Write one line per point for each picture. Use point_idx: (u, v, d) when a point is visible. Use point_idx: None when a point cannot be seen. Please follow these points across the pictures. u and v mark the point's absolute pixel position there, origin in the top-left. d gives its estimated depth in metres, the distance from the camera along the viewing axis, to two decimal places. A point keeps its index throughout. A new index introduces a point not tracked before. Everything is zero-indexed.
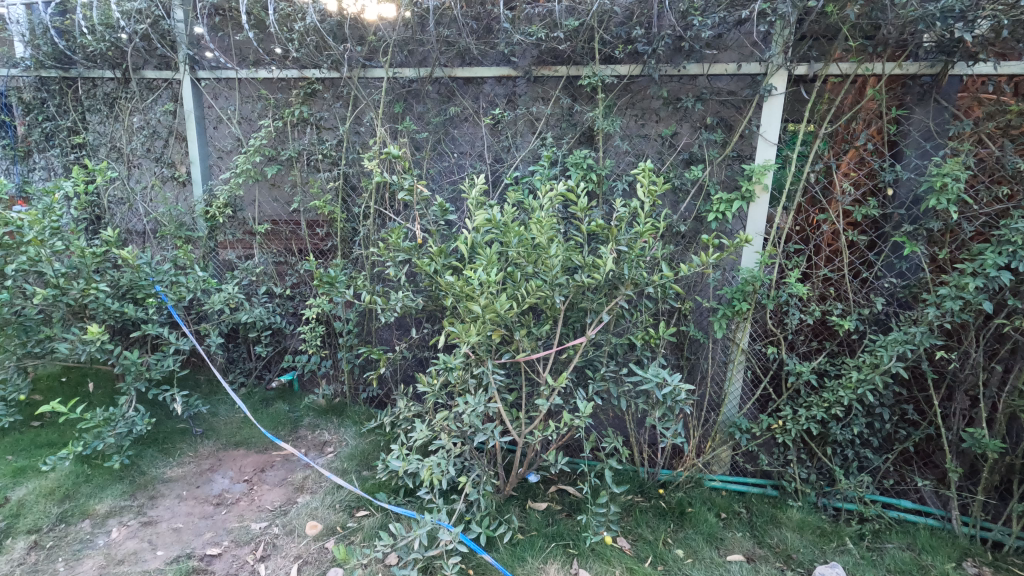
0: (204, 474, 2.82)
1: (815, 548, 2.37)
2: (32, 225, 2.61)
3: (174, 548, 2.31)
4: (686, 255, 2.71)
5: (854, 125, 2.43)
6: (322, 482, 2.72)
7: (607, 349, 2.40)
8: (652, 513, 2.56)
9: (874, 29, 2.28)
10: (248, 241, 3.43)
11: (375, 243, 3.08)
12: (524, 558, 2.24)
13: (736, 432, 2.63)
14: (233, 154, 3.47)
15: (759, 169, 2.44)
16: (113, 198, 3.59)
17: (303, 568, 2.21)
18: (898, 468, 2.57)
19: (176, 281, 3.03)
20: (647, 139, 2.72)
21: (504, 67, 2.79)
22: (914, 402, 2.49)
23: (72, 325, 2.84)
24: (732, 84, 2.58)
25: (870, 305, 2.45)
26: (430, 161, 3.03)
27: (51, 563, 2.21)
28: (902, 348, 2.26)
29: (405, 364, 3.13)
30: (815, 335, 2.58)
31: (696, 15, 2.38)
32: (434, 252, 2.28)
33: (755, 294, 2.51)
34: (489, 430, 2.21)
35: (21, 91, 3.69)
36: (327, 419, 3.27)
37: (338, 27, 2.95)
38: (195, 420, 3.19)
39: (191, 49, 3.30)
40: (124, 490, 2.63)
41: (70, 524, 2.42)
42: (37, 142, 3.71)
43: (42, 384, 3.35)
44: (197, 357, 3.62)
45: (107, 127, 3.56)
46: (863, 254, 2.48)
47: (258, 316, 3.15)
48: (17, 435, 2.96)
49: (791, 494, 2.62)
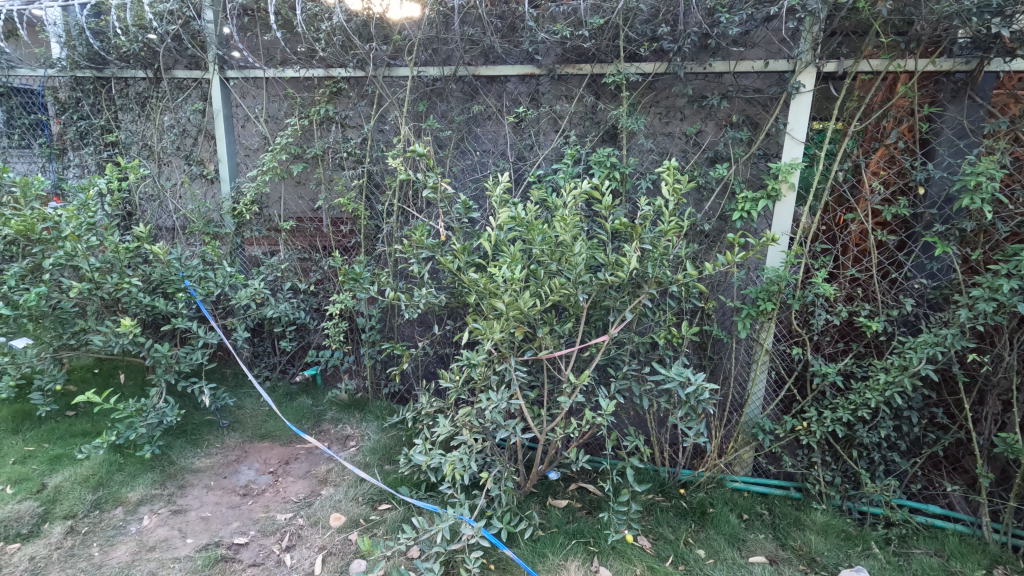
0: (231, 465, 2.88)
1: (840, 552, 2.34)
2: (69, 221, 2.71)
3: (203, 537, 2.37)
4: (710, 254, 2.70)
5: (884, 122, 2.39)
6: (345, 475, 2.76)
7: (630, 348, 2.39)
8: (673, 513, 2.55)
9: (906, 25, 2.25)
10: (274, 238, 3.49)
11: (399, 240, 3.13)
12: (545, 554, 2.26)
13: (759, 433, 2.61)
14: (260, 152, 3.54)
15: (787, 168, 2.42)
16: (144, 195, 3.68)
17: (327, 559, 2.25)
18: (926, 472, 2.53)
19: (205, 276, 3.09)
20: (671, 138, 2.70)
21: (527, 66, 2.80)
22: (943, 405, 2.45)
23: (106, 318, 2.92)
24: (759, 82, 2.56)
25: (899, 307, 2.41)
26: (453, 159, 3.04)
27: (87, 548, 2.28)
28: (932, 351, 2.21)
29: (427, 360, 3.17)
30: (841, 336, 2.54)
31: (723, 12, 2.36)
32: (458, 249, 2.31)
33: (780, 294, 2.48)
34: (511, 426, 2.23)
35: (57, 91, 3.81)
36: (349, 413, 3.32)
37: (363, 26, 2.97)
38: (222, 413, 3.26)
39: (220, 49, 3.36)
40: (155, 479, 2.69)
41: (104, 511, 2.50)
42: (72, 141, 3.83)
43: (76, 375, 3.47)
44: (223, 350, 3.71)
45: (139, 126, 3.66)
46: (892, 253, 2.45)
47: (283, 311, 3.20)
48: (54, 424, 3.06)
49: (815, 496, 2.59)
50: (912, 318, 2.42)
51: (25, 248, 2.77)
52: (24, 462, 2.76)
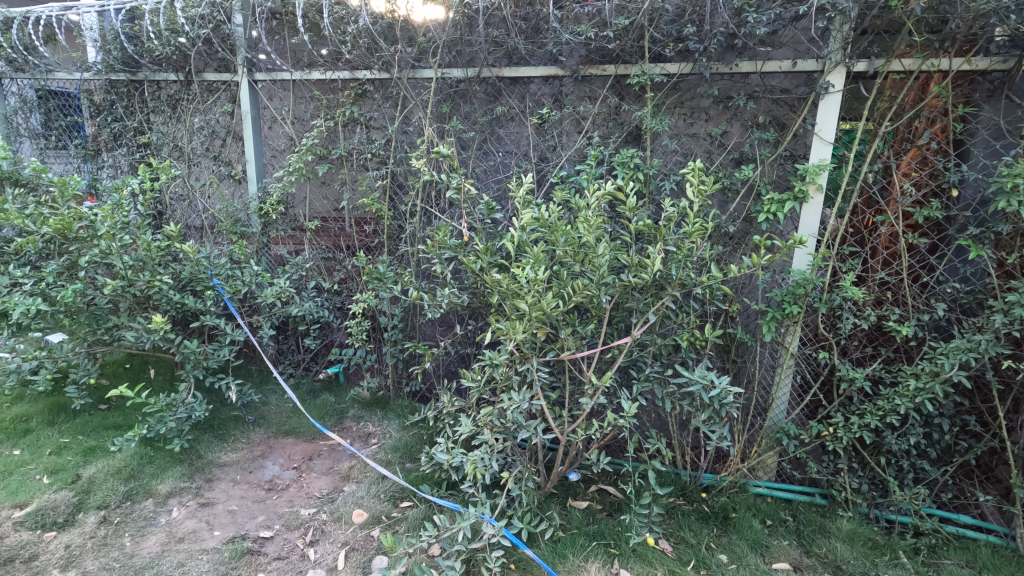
0: (256, 460, 2.94)
1: (867, 561, 2.29)
2: (104, 220, 2.78)
3: (230, 530, 2.42)
4: (735, 256, 2.67)
5: (917, 123, 2.34)
6: (367, 472, 2.80)
7: (653, 350, 2.38)
8: (694, 517, 2.52)
9: (941, 23, 2.19)
10: (299, 238, 3.54)
11: (422, 241, 3.16)
12: (565, 556, 2.25)
13: (784, 437, 2.58)
14: (286, 153, 3.59)
15: (814, 168, 2.38)
16: (174, 195, 3.78)
17: (350, 555, 2.28)
18: (957, 481, 2.46)
19: (232, 275, 3.15)
20: (696, 139, 2.68)
21: (551, 67, 2.80)
22: (976, 412, 2.38)
23: (137, 315, 3.00)
24: (786, 82, 2.53)
25: (931, 311, 2.36)
26: (476, 160, 3.06)
27: (119, 538, 2.35)
28: (965, 357, 2.16)
29: (448, 360, 3.20)
30: (870, 341, 2.49)
31: (751, 12, 2.33)
32: (481, 250, 2.33)
33: (807, 297, 2.45)
34: (532, 426, 2.22)
35: (92, 93, 3.94)
36: (371, 411, 3.36)
37: (389, 28, 3.01)
38: (248, 408, 3.33)
39: (249, 52, 3.42)
40: (183, 473, 2.77)
41: (135, 502, 2.57)
42: (106, 142, 3.96)
43: (108, 369, 3.57)
44: (249, 347, 3.78)
45: (170, 127, 3.75)
46: (924, 257, 2.39)
47: (308, 309, 3.24)
48: (88, 417, 3.16)
49: (841, 503, 2.55)
50: (944, 323, 2.37)
51: (62, 245, 2.86)
52: (59, 453, 2.85)
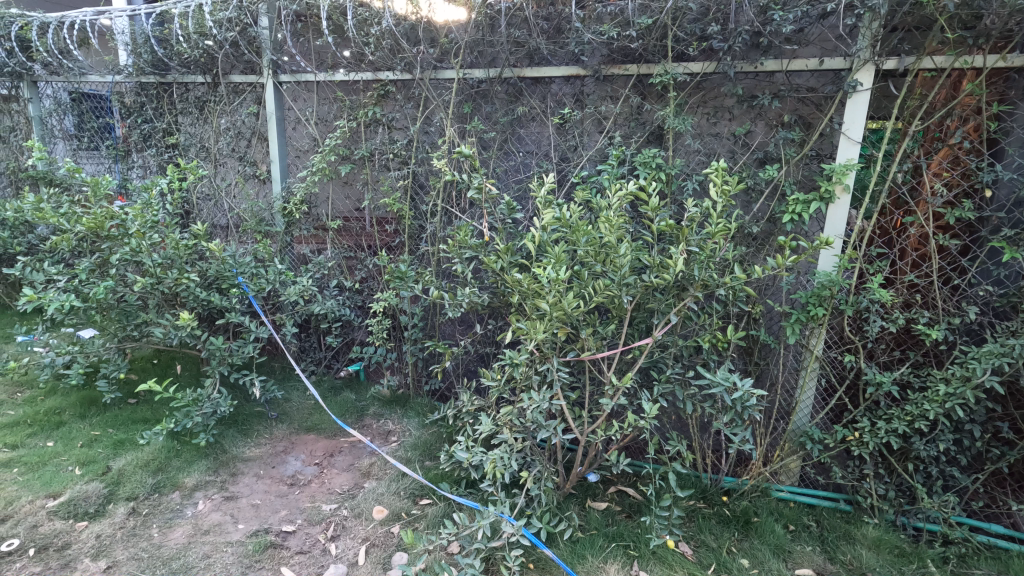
0: (279, 455, 2.99)
1: (893, 568, 2.24)
2: (135, 219, 2.86)
3: (254, 523, 2.47)
4: (758, 257, 2.63)
5: (948, 121, 2.29)
6: (387, 470, 2.83)
7: (674, 351, 2.36)
8: (715, 520, 2.50)
9: (975, 19, 2.13)
10: (321, 237, 3.60)
11: (443, 240, 3.18)
12: (584, 556, 2.25)
13: (808, 442, 2.53)
14: (310, 154, 3.62)
15: (841, 168, 2.34)
16: (201, 195, 3.87)
17: (371, 550, 2.31)
18: (988, 489, 2.41)
19: (257, 273, 3.21)
20: (719, 138, 2.65)
21: (573, 67, 2.79)
22: (1010, 419, 2.30)
23: (166, 311, 3.06)
24: (813, 80, 2.48)
25: (962, 314, 2.30)
26: (497, 160, 3.06)
27: (147, 529, 2.41)
28: (998, 362, 2.09)
29: (468, 359, 3.22)
30: (897, 344, 2.44)
31: (777, 10, 2.30)
32: (503, 250, 2.34)
33: (832, 299, 2.40)
34: (552, 425, 2.22)
35: (123, 95, 4.05)
36: (391, 409, 3.39)
37: (411, 30, 3.04)
38: (271, 405, 3.39)
39: (274, 54, 3.46)
40: (209, 466, 2.82)
41: (163, 494, 2.63)
42: (136, 143, 4.07)
43: (136, 365, 3.66)
44: (272, 344, 3.85)
45: (198, 128, 3.83)
46: (955, 258, 2.34)
47: (330, 308, 3.29)
48: (117, 410, 3.25)
49: (867, 510, 2.50)
50: (976, 326, 2.31)
51: (94, 243, 2.93)
52: (90, 446, 2.93)
